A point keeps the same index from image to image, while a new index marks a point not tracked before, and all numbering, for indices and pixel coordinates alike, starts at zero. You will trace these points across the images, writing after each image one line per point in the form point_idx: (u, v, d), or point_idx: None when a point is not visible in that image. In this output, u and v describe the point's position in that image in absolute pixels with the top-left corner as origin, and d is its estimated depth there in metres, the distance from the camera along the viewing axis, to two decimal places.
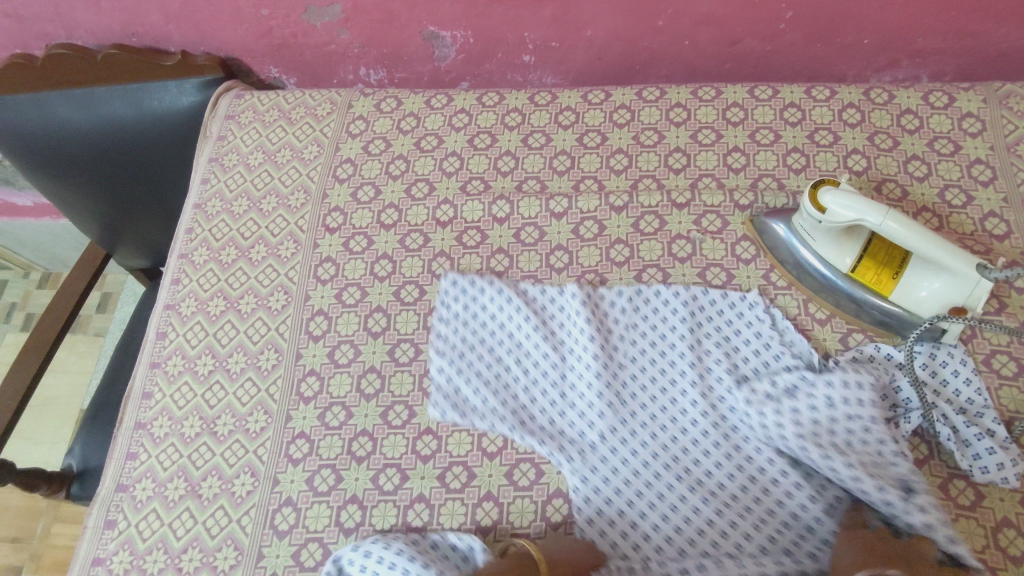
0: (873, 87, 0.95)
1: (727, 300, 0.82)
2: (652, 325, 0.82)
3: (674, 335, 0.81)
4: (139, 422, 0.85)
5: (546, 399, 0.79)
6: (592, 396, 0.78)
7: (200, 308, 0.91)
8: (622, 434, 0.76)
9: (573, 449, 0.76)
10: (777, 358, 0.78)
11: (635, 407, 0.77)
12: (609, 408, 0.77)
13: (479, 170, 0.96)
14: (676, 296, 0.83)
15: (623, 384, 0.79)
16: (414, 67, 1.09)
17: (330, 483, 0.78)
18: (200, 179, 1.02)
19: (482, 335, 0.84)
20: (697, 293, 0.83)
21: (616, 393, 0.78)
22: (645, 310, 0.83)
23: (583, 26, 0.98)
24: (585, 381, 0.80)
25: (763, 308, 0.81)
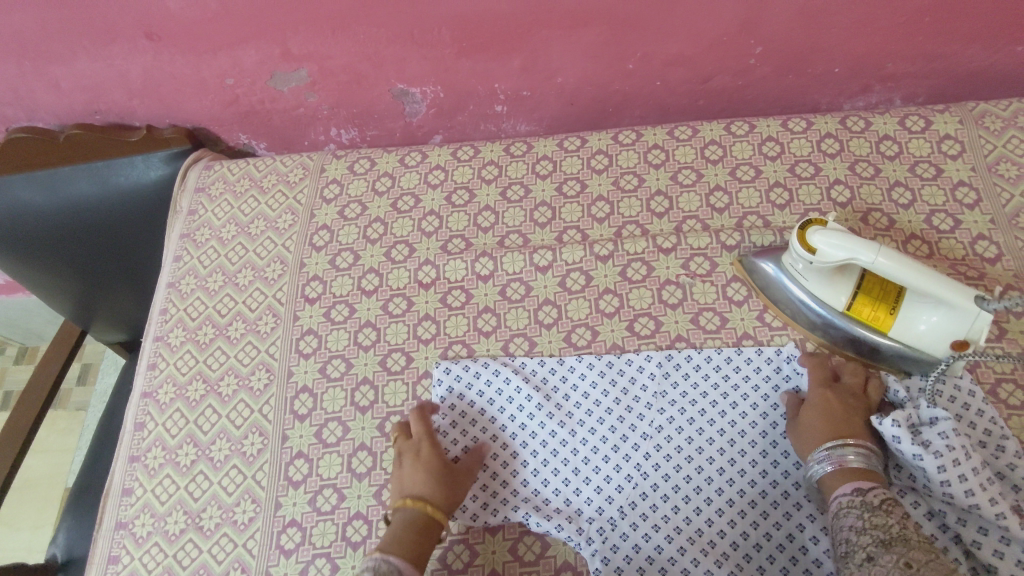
0: (849, 115, 0.94)
1: (762, 356, 0.79)
2: (680, 391, 0.79)
3: (703, 401, 0.78)
4: (119, 521, 0.81)
5: (562, 478, 0.77)
6: (611, 472, 0.76)
7: (179, 393, 0.88)
8: (642, 510, 0.75)
9: (591, 528, 0.74)
10: None
11: (656, 481, 0.75)
12: (627, 483, 0.76)
13: (459, 228, 0.93)
14: (707, 358, 0.80)
15: (645, 457, 0.76)
16: (385, 125, 1.07)
17: (325, 573, 0.74)
18: (172, 257, 0.99)
19: (487, 420, 0.80)
20: (729, 353, 0.80)
21: (636, 467, 0.76)
22: (675, 375, 0.79)
23: (553, 74, 0.97)
24: (603, 456, 0.77)
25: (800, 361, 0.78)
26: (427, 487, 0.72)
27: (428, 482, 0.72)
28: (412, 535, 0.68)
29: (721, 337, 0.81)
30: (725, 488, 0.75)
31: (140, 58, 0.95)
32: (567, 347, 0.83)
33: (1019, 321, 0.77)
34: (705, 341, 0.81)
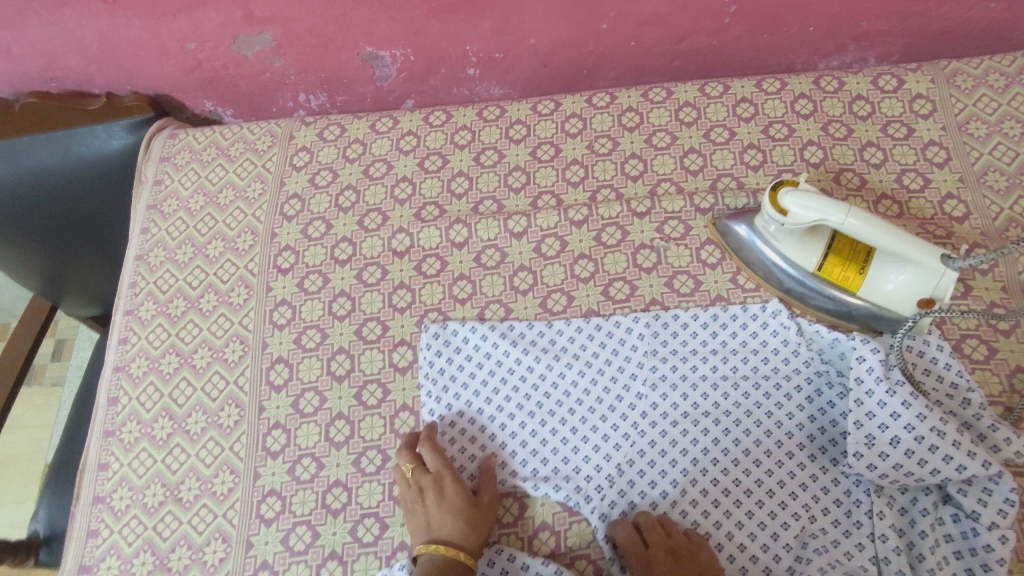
0: (822, 75, 0.94)
1: (747, 313, 0.80)
2: (671, 348, 0.79)
3: (694, 356, 0.78)
4: (97, 496, 0.81)
5: (561, 440, 0.76)
6: (609, 432, 0.76)
7: (152, 367, 0.87)
8: (640, 466, 0.74)
9: (590, 489, 0.74)
10: (808, 363, 0.77)
11: (653, 438, 0.75)
12: (625, 442, 0.75)
13: (433, 194, 0.92)
14: (695, 318, 0.80)
15: (641, 415, 0.76)
16: (355, 90, 1.05)
17: (307, 540, 0.75)
18: (140, 229, 0.97)
19: (478, 388, 0.80)
20: (716, 312, 0.80)
21: (633, 425, 0.76)
22: (665, 335, 0.80)
23: (525, 35, 0.95)
24: (599, 417, 0.77)
25: (786, 316, 0.79)
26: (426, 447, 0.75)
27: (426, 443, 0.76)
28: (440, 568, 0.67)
29: (695, 300, 0.82)
30: (721, 441, 0.74)
31: (95, 22, 0.91)
32: (543, 313, 0.83)
33: (985, 278, 0.79)
34: (679, 304, 0.82)
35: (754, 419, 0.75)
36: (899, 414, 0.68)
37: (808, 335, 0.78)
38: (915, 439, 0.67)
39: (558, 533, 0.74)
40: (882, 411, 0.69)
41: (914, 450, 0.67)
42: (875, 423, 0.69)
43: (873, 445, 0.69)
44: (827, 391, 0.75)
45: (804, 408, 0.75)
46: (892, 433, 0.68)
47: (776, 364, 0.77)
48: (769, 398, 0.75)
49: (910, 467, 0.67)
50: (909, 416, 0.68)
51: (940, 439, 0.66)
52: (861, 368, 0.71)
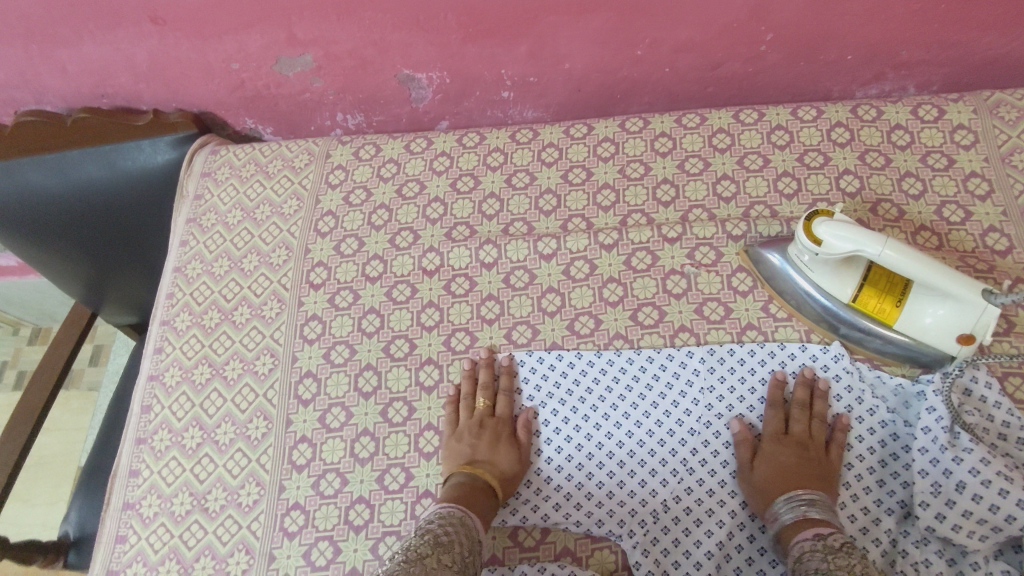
0: (860, 103, 0.93)
1: (807, 353, 0.78)
2: (728, 386, 0.78)
3: (749, 398, 0.78)
4: (127, 502, 0.82)
5: (607, 472, 0.76)
6: (658, 467, 0.76)
7: (185, 377, 0.88)
8: (687, 503, 0.74)
9: (634, 522, 0.74)
10: (871, 413, 0.75)
11: (702, 477, 0.75)
12: (673, 477, 0.75)
13: (464, 215, 0.93)
14: (752, 353, 0.79)
15: (693, 452, 0.76)
16: (391, 110, 1.07)
17: (328, 556, 0.75)
18: (179, 242, 0.99)
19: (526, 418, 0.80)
20: (773, 348, 0.79)
21: (683, 462, 0.76)
22: (722, 371, 0.78)
23: (559, 60, 0.96)
24: (648, 450, 0.76)
25: (848, 361, 0.77)
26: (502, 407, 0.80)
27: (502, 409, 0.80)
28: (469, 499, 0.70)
29: (726, 327, 0.81)
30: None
31: (144, 42, 0.95)
32: (570, 335, 0.83)
33: None
34: (708, 331, 0.81)
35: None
36: (951, 470, 0.67)
37: (871, 382, 0.76)
38: (980, 482, 0.65)
39: (580, 559, 0.73)
40: (934, 469, 0.68)
41: (981, 495, 0.65)
42: (939, 469, 0.67)
43: (939, 493, 0.67)
44: (891, 443, 0.73)
45: (875, 452, 0.73)
46: (946, 486, 0.67)
47: (837, 410, 0.75)
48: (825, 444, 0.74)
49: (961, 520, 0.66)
50: (964, 465, 0.66)
51: (1010, 483, 0.64)
52: (930, 418, 0.70)
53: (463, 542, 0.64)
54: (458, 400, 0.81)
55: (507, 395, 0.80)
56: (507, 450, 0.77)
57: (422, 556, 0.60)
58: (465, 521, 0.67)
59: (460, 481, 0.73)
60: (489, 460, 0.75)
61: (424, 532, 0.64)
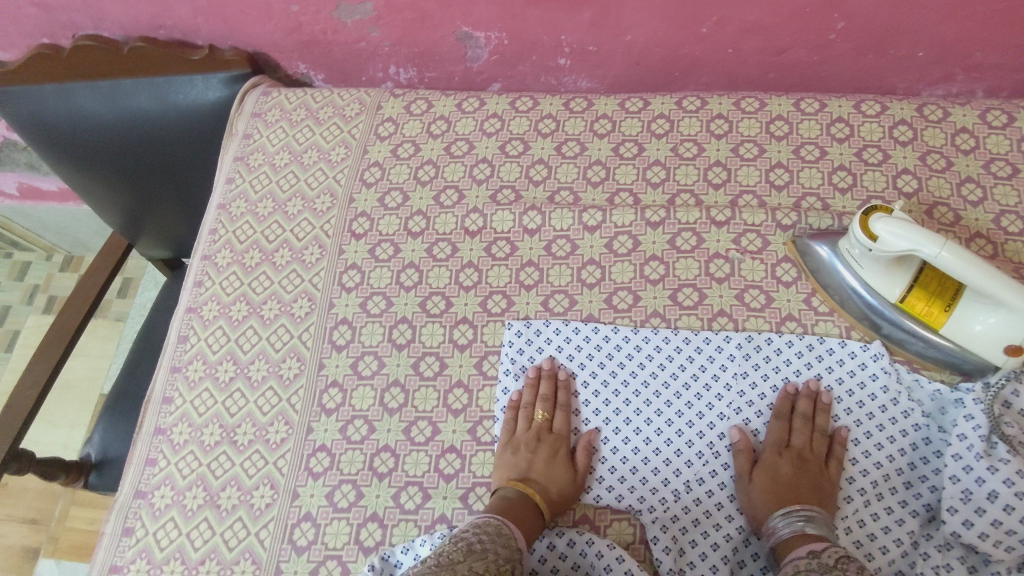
0: (926, 103, 0.90)
1: (846, 350, 0.77)
2: (763, 375, 0.77)
3: (784, 388, 0.77)
4: (159, 427, 0.84)
5: (632, 447, 0.76)
6: (684, 448, 0.75)
7: (223, 312, 0.90)
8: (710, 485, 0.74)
9: (654, 499, 0.73)
10: (905, 415, 0.74)
11: (727, 462, 0.75)
12: (697, 459, 0.75)
13: (511, 178, 0.93)
14: (790, 345, 0.78)
15: (720, 437, 0.76)
16: (445, 67, 1.06)
17: (350, 499, 0.76)
18: (225, 179, 1.00)
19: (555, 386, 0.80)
20: (812, 341, 0.78)
21: (709, 445, 0.75)
22: (758, 360, 0.78)
23: (622, 30, 0.95)
24: (675, 430, 0.76)
25: (888, 362, 0.76)
26: (560, 425, 0.78)
27: (559, 427, 0.78)
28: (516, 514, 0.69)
29: (765, 316, 0.80)
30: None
31: None
32: (607, 308, 0.83)
33: None
34: (747, 318, 0.80)
35: (829, 454, 0.73)
36: (984, 479, 0.66)
37: (908, 384, 0.75)
38: (1013, 494, 0.65)
39: (598, 527, 0.74)
40: (967, 476, 0.67)
41: (1013, 506, 0.65)
42: (971, 477, 0.67)
43: (969, 501, 0.67)
44: (922, 447, 0.72)
45: (904, 454, 0.72)
46: (978, 494, 0.66)
47: (871, 409, 0.75)
48: (857, 443, 0.73)
49: (988, 529, 0.65)
50: (999, 476, 0.66)
51: None
52: (967, 426, 0.69)
53: (499, 551, 0.63)
54: (518, 407, 0.79)
55: (565, 411, 0.78)
56: (563, 468, 0.74)
57: (452, 561, 0.60)
58: (502, 530, 0.66)
59: (509, 496, 0.71)
60: (544, 477, 0.73)
61: (457, 540, 0.63)
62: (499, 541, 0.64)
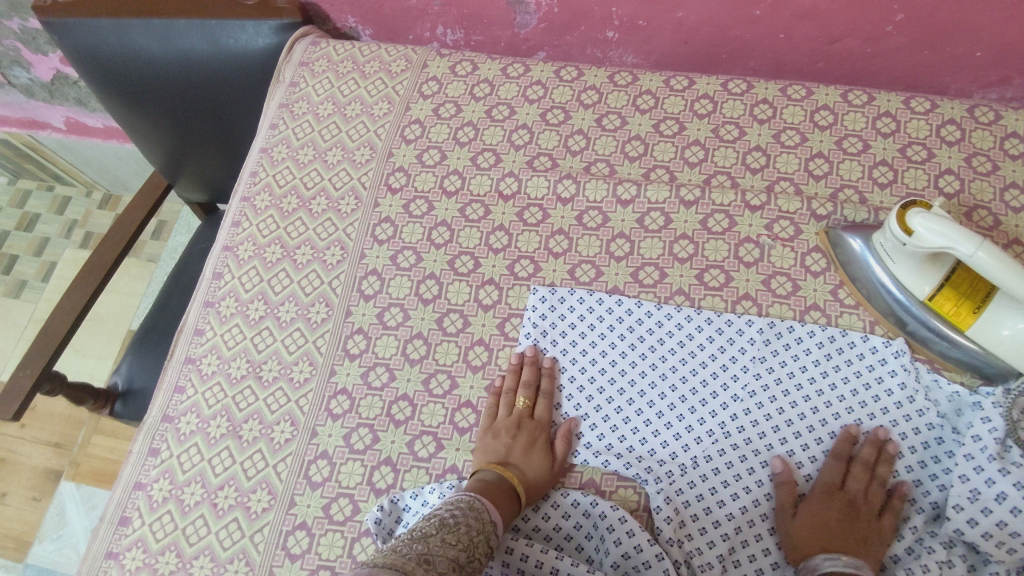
0: (978, 104, 0.89)
1: (868, 344, 0.77)
2: (781, 361, 0.77)
3: (801, 376, 0.76)
4: (189, 356, 0.88)
5: (644, 419, 0.77)
6: (695, 424, 0.76)
7: (258, 253, 0.92)
8: (717, 463, 0.74)
9: (661, 470, 0.74)
10: (921, 413, 0.73)
11: (737, 442, 0.75)
12: (708, 437, 0.75)
13: (549, 146, 0.93)
14: (812, 335, 0.78)
15: (732, 417, 0.76)
16: (493, 31, 1.06)
17: (366, 442, 0.79)
18: (269, 125, 1.02)
19: (575, 353, 0.81)
20: (834, 333, 0.78)
21: (720, 424, 0.75)
22: (778, 346, 0.78)
23: (674, 7, 0.94)
24: (688, 406, 0.77)
25: (909, 359, 0.75)
26: (541, 412, 0.78)
27: (539, 414, 0.77)
28: (494, 493, 0.69)
29: (790, 303, 0.80)
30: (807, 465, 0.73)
31: None
32: (633, 282, 0.84)
33: None
34: (772, 304, 0.80)
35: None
36: (994, 480, 0.67)
37: (926, 383, 0.74)
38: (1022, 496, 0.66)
39: (603, 492, 0.75)
40: (977, 476, 0.67)
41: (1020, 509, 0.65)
42: (982, 477, 0.67)
43: (976, 500, 0.67)
44: (934, 447, 0.72)
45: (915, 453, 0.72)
46: (987, 495, 0.67)
47: (886, 404, 0.74)
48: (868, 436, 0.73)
49: (994, 530, 0.66)
50: (1009, 478, 0.66)
51: None
52: (983, 428, 0.69)
53: (471, 523, 0.62)
54: (500, 393, 0.79)
55: (547, 398, 0.78)
56: (541, 457, 0.74)
57: (426, 535, 0.59)
58: (475, 505, 0.65)
59: (487, 477, 0.71)
60: (522, 464, 0.73)
61: (429, 517, 0.63)
62: (473, 516, 0.64)
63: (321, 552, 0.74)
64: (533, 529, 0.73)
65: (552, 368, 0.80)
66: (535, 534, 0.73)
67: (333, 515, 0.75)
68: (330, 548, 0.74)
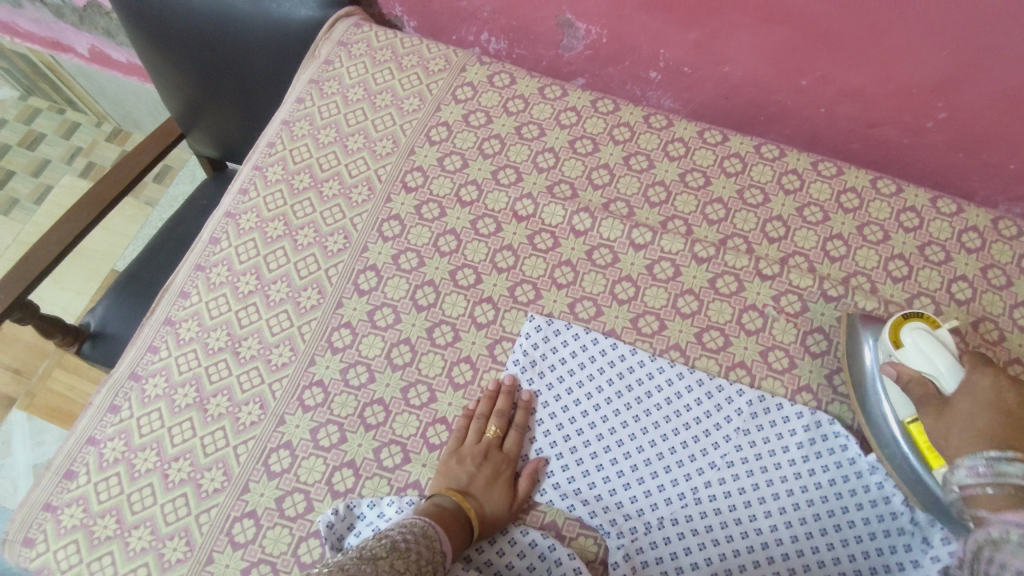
0: (1003, 217, 0.88)
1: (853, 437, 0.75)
2: (764, 437, 0.75)
3: (782, 455, 0.75)
4: (169, 317, 0.85)
5: (618, 470, 0.75)
6: (667, 484, 0.74)
7: (259, 226, 0.90)
8: (682, 529, 0.72)
9: (624, 525, 0.72)
10: (894, 516, 0.71)
11: (706, 510, 0.72)
12: (678, 500, 0.73)
13: (572, 175, 0.92)
14: (800, 416, 0.76)
15: (705, 484, 0.74)
16: (537, 48, 1.05)
17: (332, 440, 0.76)
18: (296, 98, 1.00)
19: (560, 389, 0.79)
20: (821, 419, 0.76)
21: (693, 489, 0.73)
22: (764, 420, 0.76)
23: (722, 61, 0.93)
24: (664, 464, 0.75)
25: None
26: (510, 446, 0.76)
27: (508, 448, 0.76)
28: (447, 522, 0.67)
29: (783, 380, 0.79)
30: (772, 547, 0.70)
31: None
32: (630, 328, 0.82)
33: None
34: (765, 377, 0.79)
35: (808, 532, 0.71)
36: None
37: None
38: None
39: (563, 537, 0.73)
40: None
41: None
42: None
43: None
44: (902, 553, 0.70)
45: (883, 556, 0.70)
46: None
47: (861, 499, 0.72)
48: (838, 530, 0.71)
49: None
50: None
51: None
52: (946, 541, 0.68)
53: (423, 553, 0.61)
54: (471, 417, 0.77)
55: (519, 431, 0.76)
56: (502, 491, 0.72)
57: (375, 557, 0.57)
58: (428, 532, 0.63)
59: (444, 503, 0.69)
60: (481, 496, 0.71)
61: (382, 536, 0.61)
62: (426, 543, 0.62)
63: (265, 545, 0.71)
64: (485, 562, 0.71)
65: (535, 400, 0.79)
66: (487, 568, 0.71)
67: (285, 509, 0.73)
68: (275, 543, 0.71)
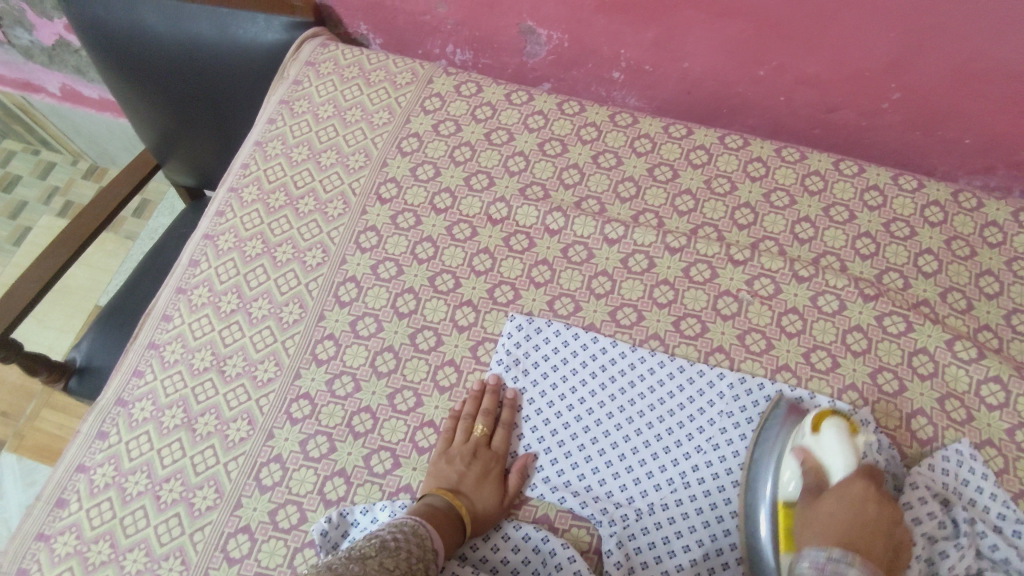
0: (962, 190, 0.91)
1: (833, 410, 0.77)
2: (747, 417, 0.77)
3: None
4: (153, 342, 0.86)
5: (606, 460, 0.76)
6: (655, 470, 0.75)
7: (238, 246, 0.91)
8: (672, 513, 0.73)
9: (616, 513, 0.73)
10: None
11: (695, 493, 0.74)
12: (667, 485, 0.74)
13: (542, 176, 0.94)
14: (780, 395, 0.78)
15: (692, 467, 0.75)
16: (501, 57, 1.07)
17: (322, 451, 0.77)
18: (267, 119, 1.02)
19: (545, 385, 0.80)
20: (801, 396, 0.77)
21: (681, 473, 0.75)
22: (745, 401, 0.78)
23: (681, 57, 0.96)
24: (651, 452, 0.76)
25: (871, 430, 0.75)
26: (499, 444, 0.77)
27: (497, 445, 0.77)
28: (439, 520, 0.68)
29: (762, 361, 0.80)
30: None
31: None
32: (609, 321, 0.84)
33: None
34: (744, 359, 0.81)
35: None
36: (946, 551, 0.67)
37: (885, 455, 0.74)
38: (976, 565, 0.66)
39: (556, 529, 0.74)
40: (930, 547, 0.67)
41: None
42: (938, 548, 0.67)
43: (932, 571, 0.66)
44: None
45: None
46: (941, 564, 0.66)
47: None
48: None
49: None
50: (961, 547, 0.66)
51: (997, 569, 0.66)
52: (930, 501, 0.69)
53: (413, 551, 0.61)
54: (459, 417, 0.78)
55: (506, 429, 0.78)
56: (492, 488, 0.73)
57: (364, 556, 0.58)
58: (419, 531, 0.64)
59: (435, 503, 0.70)
60: (472, 494, 0.72)
61: (371, 537, 0.62)
62: (416, 540, 0.63)
63: (260, 558, 0.72)
64: (481, 559, 0.72)
65: (521, 399, 0.80)
66: (483, 564, 0.72)
67: (278, 521, 0.73)
68: (270, 556, 0.72)
